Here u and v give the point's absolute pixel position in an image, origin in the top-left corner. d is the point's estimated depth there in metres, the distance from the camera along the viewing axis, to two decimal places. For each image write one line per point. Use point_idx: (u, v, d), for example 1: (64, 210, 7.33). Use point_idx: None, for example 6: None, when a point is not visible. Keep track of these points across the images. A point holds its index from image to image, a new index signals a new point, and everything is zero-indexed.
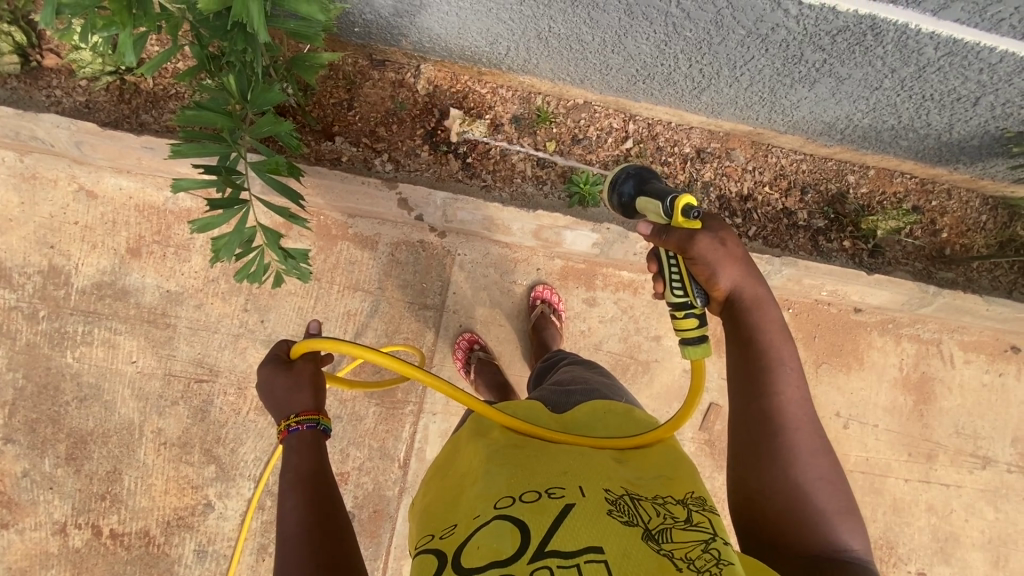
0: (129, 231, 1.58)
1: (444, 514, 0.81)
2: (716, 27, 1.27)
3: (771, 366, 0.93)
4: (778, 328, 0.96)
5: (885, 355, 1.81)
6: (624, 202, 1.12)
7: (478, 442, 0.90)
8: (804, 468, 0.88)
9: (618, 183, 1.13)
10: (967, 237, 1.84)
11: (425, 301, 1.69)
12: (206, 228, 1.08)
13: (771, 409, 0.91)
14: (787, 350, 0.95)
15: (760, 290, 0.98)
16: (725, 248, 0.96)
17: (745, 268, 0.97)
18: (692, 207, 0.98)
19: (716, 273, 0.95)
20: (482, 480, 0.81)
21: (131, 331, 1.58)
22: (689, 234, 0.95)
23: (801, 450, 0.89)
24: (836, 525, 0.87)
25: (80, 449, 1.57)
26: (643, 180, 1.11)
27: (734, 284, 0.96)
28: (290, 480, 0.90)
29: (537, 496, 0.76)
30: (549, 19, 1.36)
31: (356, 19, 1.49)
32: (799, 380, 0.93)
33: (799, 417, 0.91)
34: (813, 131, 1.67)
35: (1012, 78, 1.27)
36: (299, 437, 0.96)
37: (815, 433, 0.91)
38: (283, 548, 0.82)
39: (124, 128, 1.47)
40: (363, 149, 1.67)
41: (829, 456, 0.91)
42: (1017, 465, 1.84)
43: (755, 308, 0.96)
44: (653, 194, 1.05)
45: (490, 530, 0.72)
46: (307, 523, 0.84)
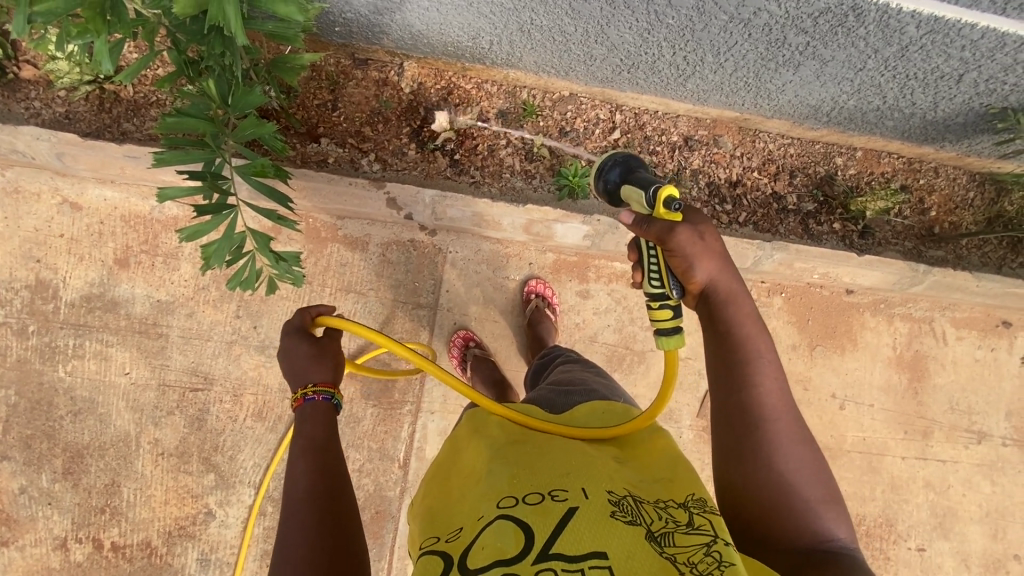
0: (116, 241, 1.56)
1: (447, 518, 0.81)
2: (699, 14, 1.26)
3: (748, 359, 0.94)
4: (753, 321, 0.97)
5: (878, 335, 1.82)
6: (608, 190, 1.05)
7: (479, 445, 0.91)
8: (786, 458, 0.89)
9: (605, 170, 1.06)
10: (955, 214, 1.85)
11: (418, 300, 1.68)
12: (195, 236, 1.07)
13: (750, 402, 0.92)
14: (763, 341, 0.96)
15: (735, 282, 0.98)
16: (704, 242, 0.95)
17: (722, 261, 0.97)
18: (675, 199, 0.93)
19: (693, 265, 0.95)
20: (485, 483, 0.82)
21: (122, 342, 1.57)
22: (670, 226, 0.94)
23: (783, 440, 0.90)
24: (819, 512, 0.88)
25: (77, 463, 1.56)
26: (630, 168, 1.04)
27: (710, 277, 0.96)
28: (303, 446, 0.91)
29: (540, 498, 0.76)
30: (531, 12, 1.36)
31: (336, 18, 1.47)
32: (776, 371, 0.94)
33: (779, 408, 0.92)
34: (799, 115, 1.67)
35: (994, 55, 1.27)
36: (315, 407, 0.97)
37: (794, 423, 0.92)
38: (287, 513, 0.83)
39: (106, 137, 1.46)
40: (350, 149, 1.67)
41: (809, 445, 0.92)
42: (1012, 438, 1.86)
43: (731, 301, 0.97)
44: (637, 182, 0.98)
45: (494, 529, 0.73)
46: (316, 494, 0.84)
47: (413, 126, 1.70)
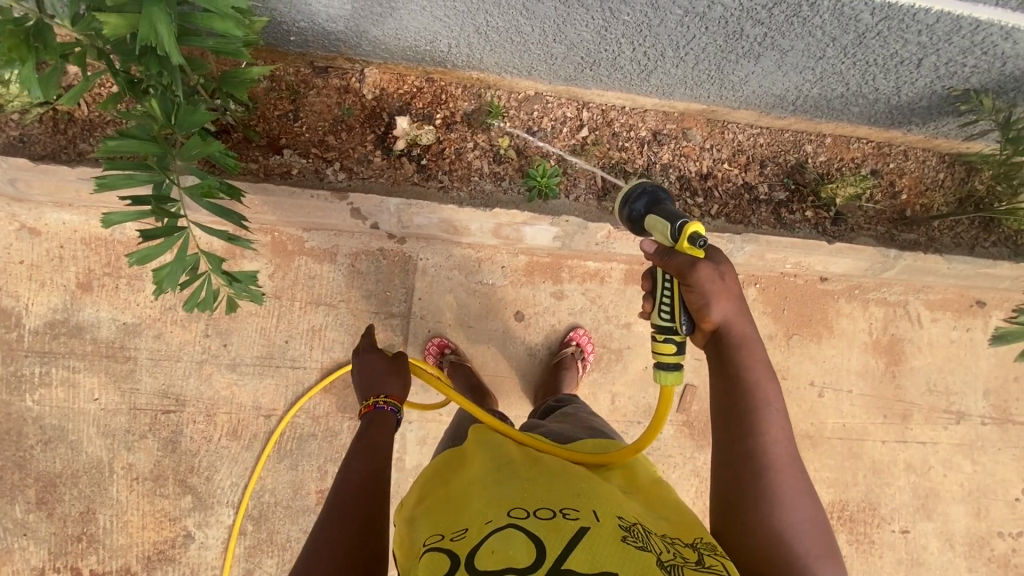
0: (78, 265, 1.53)
1: (453, 519, 0.81)
2: (653, 9, 1.25)
3: (757, 404, 0.94)
4: (764, 367, 0.97)
5: (853, 321, 1.82)
6: (633, 218, 1.03)
7: (488, 460, 0.93)
8: (788, 508, 0.88)
9: (632, 198, 1.03)
10: (926, 197, 1.85)
11: (391, 309, 1.66)
12: (145, 260, 1.05)
13: (756, 447, 0.92)
14: (772, 389, 0.96)
15: (748, 328, 0.99)
16: (724, 283, 0.96)
17: (737, 304, 0.98)
18: (700, 235, 0.92)
19: (711, 303, 0.95)
20: (496, 496, 0.82)
21: (90, 368, 1.54)
22: (692, 261, 0.93)
23: (785, 489, 0.89)
24: (819, 570, 0.86)
25: (51, 493, 1.53)
26: (657, 198, 1.02)
27: (724, 317, 0.97)
28: (360, 448, 1.02)
29: (551, 514, 0.77)
30: (485, 14, 1.34)
31: (290, 27, 1.44)
32: (783, 421, 0.94)
33: (784, 458, 0.92)
34: (766, 105, 1.66)
35: (952, 38, 1.26)
36: (381, 415, 1.11)
37: (798, 474, 0.92)
38: (333, 502, 0.91)
39: (62, 159, 1.43)
40: (314, 160, 1.64)
41: (812, 498, 0.91)
42: (990, 416, 1.87)
43: (742, 346, 0.97)
44: (664, 214, 0.97)
45: (503, 536, 0.72)
46: (363, 493, 0.93)
47: (378, 132, 1.67)
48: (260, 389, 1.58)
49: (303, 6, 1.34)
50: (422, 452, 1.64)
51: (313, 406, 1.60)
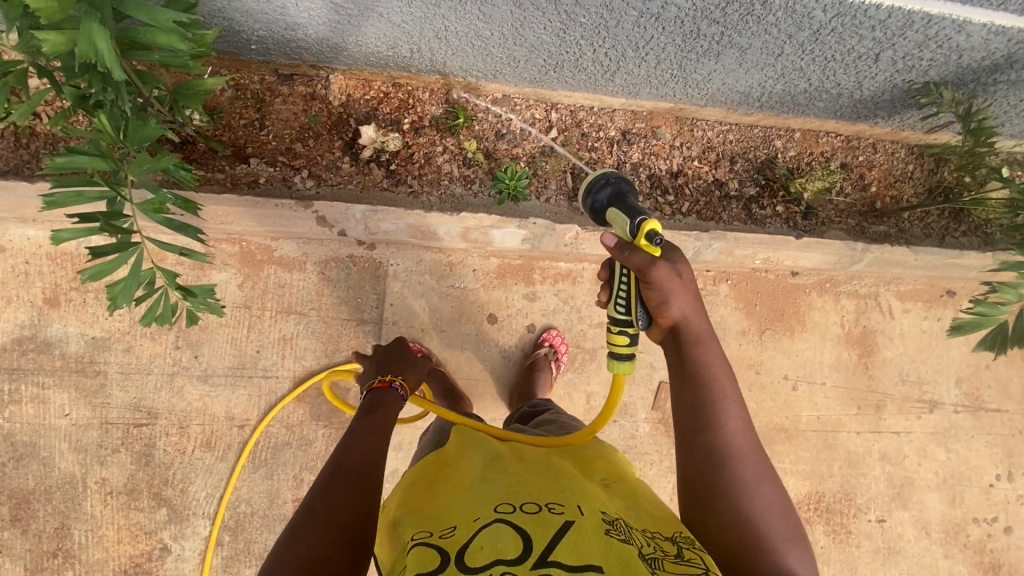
0: (44, 281, 1.53)
1: (441, 516, 0.81)
2: (609, 11, 1.26)
3: (714, 398, 0.95)
4: (719, 360, 0.98)
5: (825, 314, 1.84)
6: (596, 209, 1.01)
7: (472, 458, 0.93)
8: (752, 497, 0.89)
9: (595, 188, 1.00)
10: (895, 188, 1.87)
11: (362, 316, 1.66)
12: (100, 275, 1.04)
13: (716, 440, 0.92)
14: (728, 382, 0.97)
15: (704, 323, 0.99)
16: (682, 280, 0.96)
17: (693, 300, 0.98)
18: (658, 233, 0.91)
19: (668, 300, 0.95)
20: (484, 491, 0.83)
21: (60, 383, 1.54)
22: (650, 260, 0.92)
23: (748, 478, 0.90)
24: (788, 555, 0.86)
25: (25, 510, 1.52)
26: (620, 190, 0.99)
27: (681, 313, 0.97)
28: (371, 431, 1.00)
29: (537, 508, 0.77)
30: (442, 18, 1.35)
31: (249, 36, 1.44)
32: (742, 412, 0.95)
33: (744, 448, 0.92)
34: (732, 102, 1.67)
35: (905, 32, 1.27)
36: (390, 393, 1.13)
37: (762, 464, 0.92)
38: (337, 479, 0.90)
39: (24, 174, 1.42)
40: (282, 168, 1.63)
41: (776, 485, 0.91)
42: (963, 404, 1.89)
43: (698, 341, 0.98)
44: (626, 207, 0.95)
45: (491, 532, 0.73)
46: (371, 481, 0.91)
47: (346, 138, 1.66)
48: (232, 400, 1.58)
49: (260, 13, 1.34)
50: (398, 457, 1.64)
51: (287, 414, 1.60)
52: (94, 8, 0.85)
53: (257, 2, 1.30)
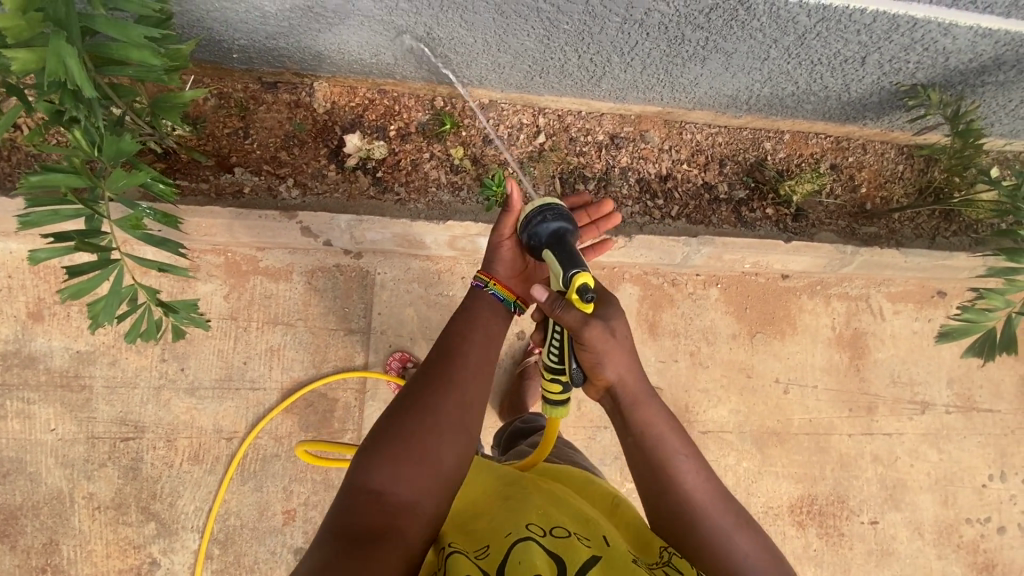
0: (28, 294, 1.51)
1: (471, 534, 0.86)
2: (592, 17, 1.25)
3: (667, 457, 0.96)
4: (663, 421, 0.98)
5: (816, 317, 1.83)
6: (535, 241, 1.05)
7: (493, 481, 0.98)
8: (730, 540, 0.92)
9: (535, 224, 1.05)
10: (885, 189, 1.86)
11: (350, 326, 1.65)
12: (80, 294, 1.03)
13: (680, 498, 0.93)
14: (676, 437, 0.98)
15: (642, 382, 0.99)
16: (617, 339, 0.96)
17: (631, 360, 0.98)
18: (589, 287, 0.96)
19: (603, 364, 0.96)
20: (513, 512, 0.89)
21: (45, 398, 1.52)
22: (583, 318, 0.94)
23: (721, 526, 0.92)
24: None
25: (11, 526, 1.50)
26: (563, 233, 1.05)
27: (619, 377, 0.97)
28: (474, 365, 0.98)
29: (567, 534, 0.85)
30: (425, 26, 1.34)
31: (231, 45, 1.42)
32: (697, 464, 0.96)
33: (709, 497, 0.94)
34: (720, 105, 1.66)
35: (891, 36, 1.26)
36: (475, 291, 1.10)
37: (730, 508, 0.95)
38: (430, 406, 0.92)
39: (5, 187, 1.40)
40: (266, 177, 1.60)
41: (747, 521, 0.95)
42: (954, 405, 1.89)
43: (639, 405, 0.98)
44: (561, 254, 1.01)
45: (526, 549, 0.79)
46: (454, 430, 0.91)
47: (331, 146, 1.63)
48: (220, 412, 1.57)
49: (239, 23, 1.33)
50: None
51: (276, 426, 1.59)
52: (63, 27, 0.84)
53: (236, 11, 1.29)
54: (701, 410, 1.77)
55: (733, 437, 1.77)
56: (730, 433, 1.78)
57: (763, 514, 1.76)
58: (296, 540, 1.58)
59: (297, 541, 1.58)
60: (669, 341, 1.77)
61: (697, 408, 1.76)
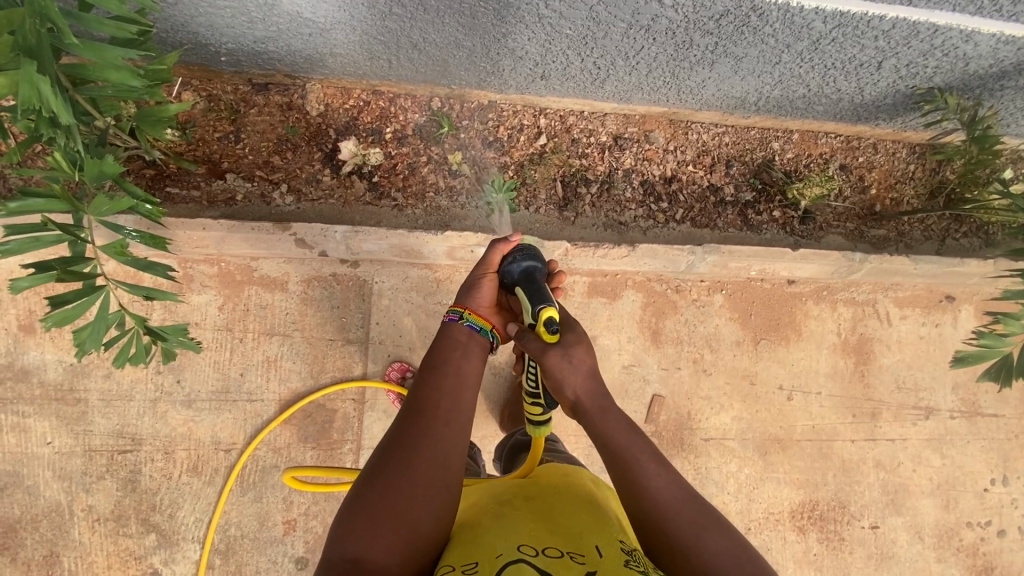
0: (18, 307, 1.49)
1: (461, 553, 0.83)
2: (596, 23, 1.22)
3: (628, 464, 0.94)
4: (624, 430, 0.99)
5: (822, 323, 1.80)
6: (507, 278, 1.14)
7: (484, 508, 0.96)
8: (701, 543, 0.85)
9: (507, 263, 1.16)
10: (896, 190, 1.80)
11: (347, 336, 1.62)
12: (63, 321, 1.00)
13: (644, 505, 0.90)
14: (639, 443, 0.97)
15: (602, 397, 1.03)
16: (573, 363, 1.03)
17: (588, 378, 1.04)
18: (553, 320, 1.07)
19: (560, 384, 1.03)
20: (505, 531, 0.86)
21: (40, 412, 1.50)
22: (543, 346, 1.05)
23: (690, 528, 0.87)
24: None
25: (11, 538, 1.49)
26: (533, 270, 1.15)
27: (575, 393, 1.03)
28: (446, 415, 0.96)
29: (560, 553, 0.81)
30: (420, 30, 1.29)
31: (217, 48, 1.36)
32: (661, 467, 0.94)
33: (674, 499, 0.90)
34: (727, 106, 1.60)
35: (910, 42, 1.24)
36: (450, 325, 1.11)
37: (698, 510, 0.89)
38: (402, 462, 0.89)
39: None
40: (259, 182, 1.54)
41: (722, 524, 0.88)
42: (959, 410, 1.88)
43: (599, 417, 1.01)
44: (528, 291, 1.11)
45: (517, 567, 0.76)
46: (428, 486, 0.88)
47: (326, 149, 1.57)
48: (218, 424, 1.56)
49: (226, 27, 1.27)
50: None
51: (274, 437, 1.57)
52: (32, 55, 0.79)
53: (222, 16, 1.24)
54: (702, 417, 1.75)
55: (735, 444, 1.76)
56: (732, 440, 1.76)
57: (764, 520, 1.75)
58: (297, 549, 1.57)
59: (298, 550, 1.57)
60: (672, 349, 1.74)
61: (699, 416, 1.75)
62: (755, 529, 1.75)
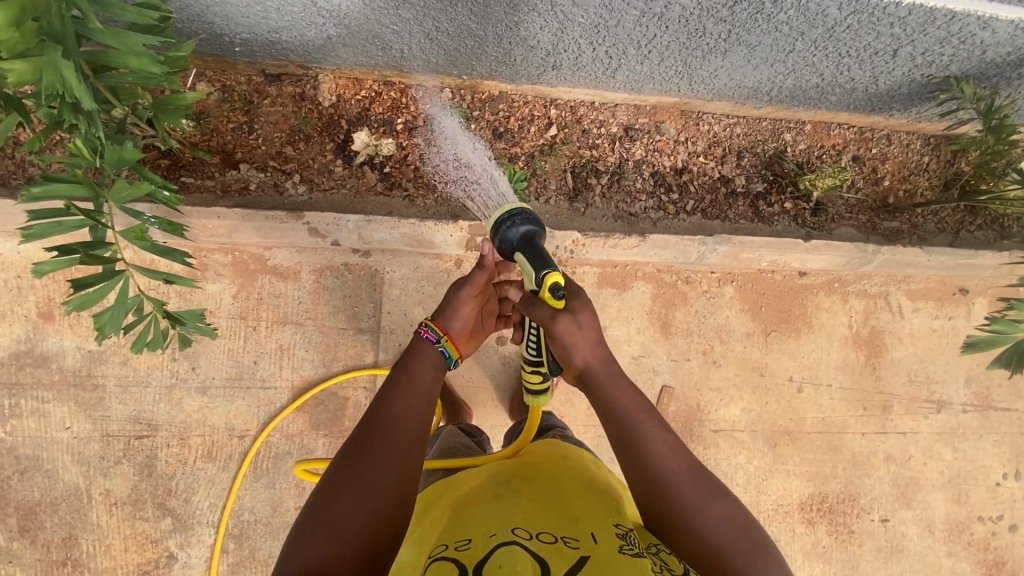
0: (37, 295, 1.51)
1: (456, 532, 0.85)
2: (608, 11, 1.22)
3: (635, 436, 0.96)
4: (632, 399, 0.99)
5: (833, 315, 1.79)
6: (503, 245, 1.01)
7: (486, 487, 0.97)
8: (702, 516, 0.90)
9: (507, 220, 1.01)
10: (909, 182, 1.78)
11: (359, 325, 1.64)
12: (85, 306, 1.03)
13: (649, 477, 0.94)
14: (647, 414, 0.98)
15: (612, 365, 1.01)
16: (584, 329, 0.99)
17: (597, 345, 1.00)
18: (560, 286, 0.97)
19: (570, 352, 0.99)
20: (500, 512, 0.88)
21: (59, 398, 1.53)
22: (552, 314, 0.98)
23: (693, 502, 0.91)
24: (757, 558, 0.88)
25: (32, 520, 1.53)
26: (531, 234, 1.01)
27: (586, 362, 1.00)
28: (410, 430, 0.97)
29: (554, 537, 0.81)
30: (433, 19, 1.29)
31: (232, 38, 1.37)
32: (666, 438, 0.96)
33: (679, 471, 0.94)
34: (739, 96, 1.59)
35: (927, 28, 1.23)
36: (422, 341, 1.10)
37: (700, 482, 0.94)
38: (361, 474, 0.90)
39: (11, 186, 1.42)
40: (272, 173, 1.56)
41: (720, 495, 0.93)
42: (971, 404, 1.87)
43: (608, 385, 1.00)
44: (531, 255, 0.99)
45: (510, 550, 0.77)
46: (387, 499, 0.90)
47: (338, 140, 1.58)
48: (231, 411, 1.58)
49: (240, 17, 1.29)
50: None
51: (287, 425, 1.60)
52: (57, 39, 0.80)
53: (238, 6, 1.25)
54: (712, 408, 1.75)
55: (744, 435, 1.76)
56: (742, 432, 1.76)
57: (773, 512, 1.75)
58: None
59: None
60: (681, 340, 1.74)
61: (708, 407, 1.75)
62: (763, 520, 1.75)
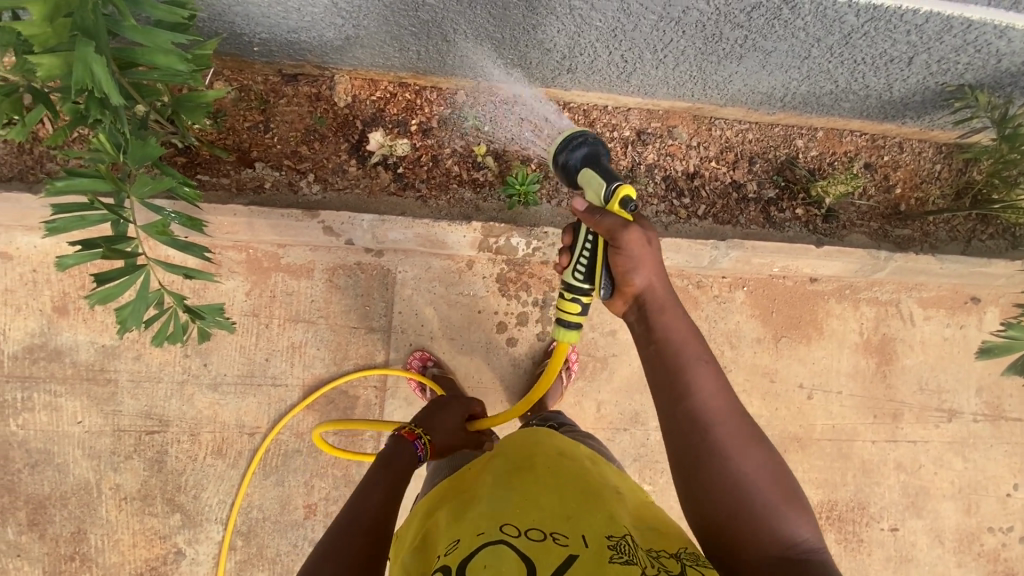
0: (52, 289, 1.53)
1: (449, 532, 0.85)
2: (626, 15, 1.23)
3: (685, 367, 0.92)
4: (685, 329, 0.95)
5: (843, 322, 1.79)
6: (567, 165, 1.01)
7: (484, 478, 0.97)
8: (739, 461, 0.88)
9: (574, 142, 1.01)
10: (921, 190, 1.78)
11: (370, 324, 1.64)
12: (106, 300, 1.03)
13: (693, 411, 0.90)
14: (699, 348, 0.95)
15: (668, 293, 0.96)
16: (649, 248, 0.93)
17: (659, 268, 0.95)
18: (631, 199, 0.93)
19: (633, 270, 0.93)
20: (493, 508, 0.87)
21: (71, 392, 1.54)
22: (622, 222, 0.91)
23: (733, 446, 0.89)
24: (785, 512, 0.87)
25: (41, 514, 1.53)
26: (597, 156, 1.01)
27: (647, 282, 0.94)
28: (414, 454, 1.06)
29: (543, 537, 0.82)
30: (451, 21, 1.30)
31: (251, 38, 1.39)
32: (716, 376, 0.93)
33: (723, 411, 0.91)
34: (753, 102, 1.60)
35: (942, 36, 1.23)
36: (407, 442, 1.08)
37: (743, 427, 0.91)
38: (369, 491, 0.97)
39: (30, 181, 1.44)
40: (287, 172, 1.57)
41: (759, 444, 0.91)
42: (982, 413, 1.86)
43: (662, 312, 0.95)
44: (601, 169, 0.97)
45: (494, 551, 0.77)
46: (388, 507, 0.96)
47: (352, 140, 1.59)
48: (242, 408, 1.59)
49: (261, 17, 1.30)
50: None
51: (297, 422, 1.60)
52: (89, 35, 0.81)
53: (260, 7, 1.26)
54: None
55: None
56: None
57: None
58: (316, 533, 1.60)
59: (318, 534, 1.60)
60: None
61: None
62: None
